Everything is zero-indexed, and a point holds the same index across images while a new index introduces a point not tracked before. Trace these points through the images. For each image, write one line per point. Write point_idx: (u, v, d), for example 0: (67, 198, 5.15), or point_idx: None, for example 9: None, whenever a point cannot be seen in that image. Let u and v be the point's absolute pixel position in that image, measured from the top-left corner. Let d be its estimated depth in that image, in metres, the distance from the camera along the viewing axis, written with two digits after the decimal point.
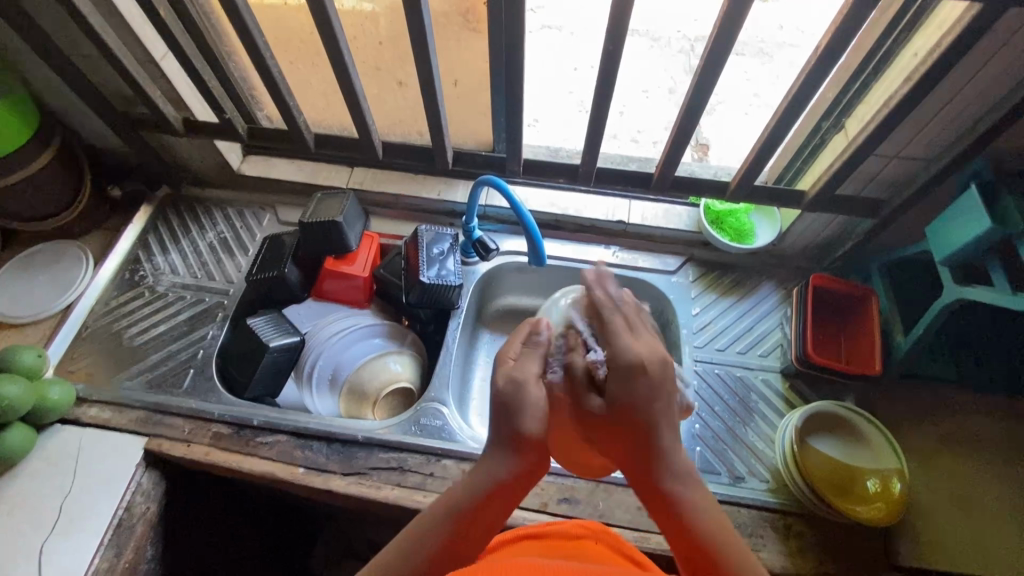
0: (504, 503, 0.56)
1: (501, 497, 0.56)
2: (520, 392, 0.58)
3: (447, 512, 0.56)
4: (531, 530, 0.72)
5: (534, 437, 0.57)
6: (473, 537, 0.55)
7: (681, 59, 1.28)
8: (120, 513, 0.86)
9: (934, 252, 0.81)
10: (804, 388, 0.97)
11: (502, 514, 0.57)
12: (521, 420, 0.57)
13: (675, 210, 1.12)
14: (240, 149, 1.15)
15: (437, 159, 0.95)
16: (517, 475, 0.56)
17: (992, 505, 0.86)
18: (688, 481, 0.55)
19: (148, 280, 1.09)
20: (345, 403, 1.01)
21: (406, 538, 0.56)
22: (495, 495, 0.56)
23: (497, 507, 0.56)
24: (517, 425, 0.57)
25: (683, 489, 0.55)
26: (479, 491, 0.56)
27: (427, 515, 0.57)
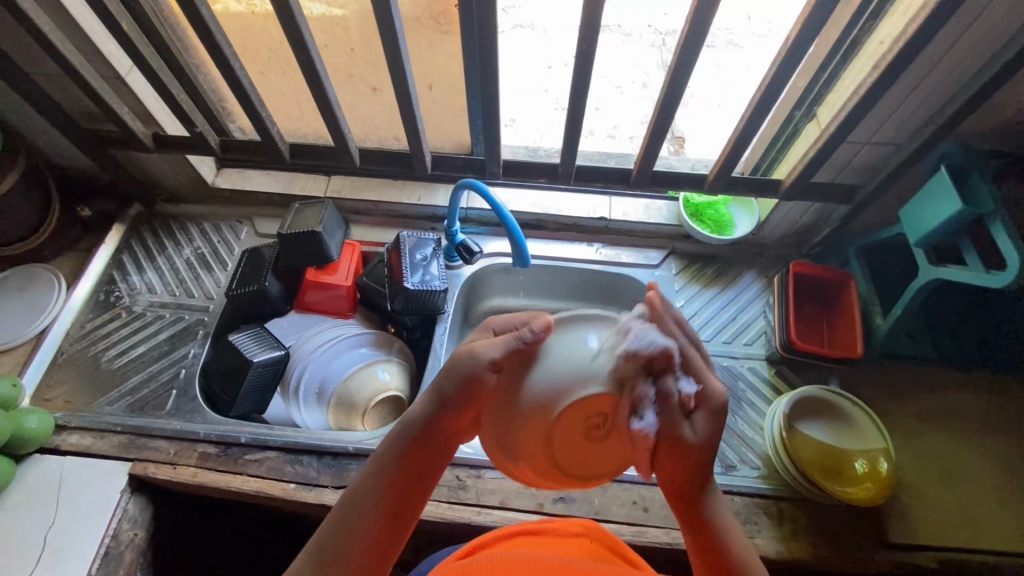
0: (427, 456, 0.59)
1: (430, 457, 0.59)
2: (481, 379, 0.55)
3: (377, 469, 0.59)
4: (525, 525, 0.70)
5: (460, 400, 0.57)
6: (404, 492, 0.58)
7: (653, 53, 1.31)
8: (107, 542, 0.83)
9: (909, 235, 0.82)
10: (790, 373, 0.98)
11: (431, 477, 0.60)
12: (442, 385, 0.57)
13: (656, 204, 1.12)
14: (213, 162, 1.13)
15: (416, 165, 0.94)
16: (436, 437, 0.59)
17: (976, 478, 0.88)
18: (718, 497, 0.60)
19: (124, 301, 1.07)
20: (334, 416, 0.99)
21: (345, 501, 0.58)
22: (416, 449, 0.59)
23: (422, 464, 0.59)
24: (440, 390, 0.57)
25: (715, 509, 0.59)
26: (402, 446, 0.59)
27: (357, 488, 0.58)
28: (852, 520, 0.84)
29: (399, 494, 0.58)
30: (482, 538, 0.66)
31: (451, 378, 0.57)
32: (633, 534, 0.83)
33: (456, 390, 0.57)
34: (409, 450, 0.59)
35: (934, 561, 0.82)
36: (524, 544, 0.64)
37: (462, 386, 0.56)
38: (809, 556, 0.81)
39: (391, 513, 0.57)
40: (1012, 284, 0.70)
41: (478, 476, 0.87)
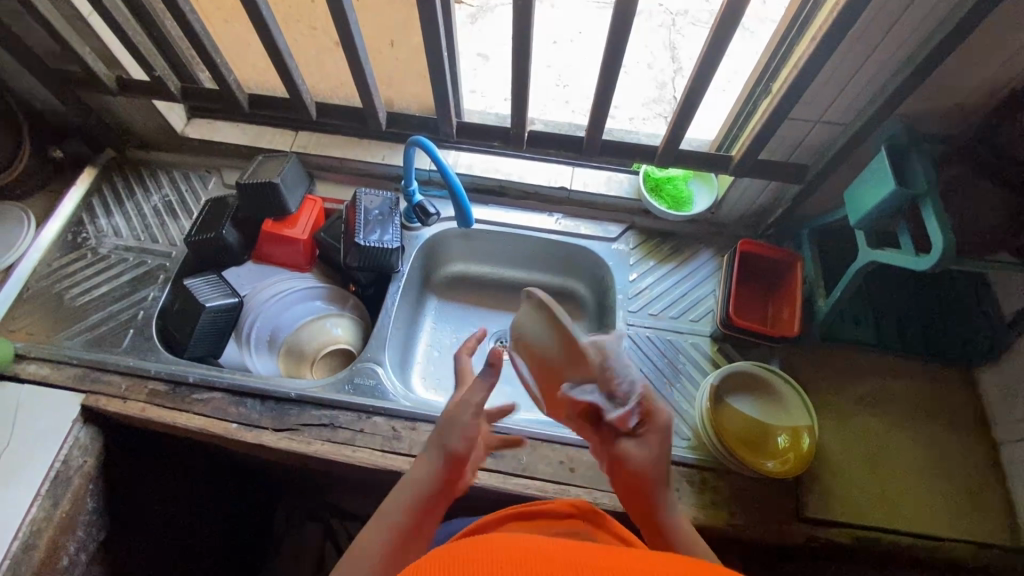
0: (434, 511, 0.62)
1: (442, 499, 0.62)
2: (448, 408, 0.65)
3: (388, 521, 0.60)
4: (519, 511, 0.74)
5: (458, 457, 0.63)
6: (413, 541, 0.60)
7: (661, 34, 1.30)
8: (56, 466, 0.88)
9: (850, 217, 0.83)
10: (732, 351, 0.99)
11: (439, 518, 0.63)
12: (449, 442, 0.63)
13: (618, 177, 1.13)
14: (183, 110, 1.14)
15: (370, 121, 0.95)
16: (444, 487, 0.62)
17: (906, 464, 0.89)
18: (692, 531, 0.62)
19: (91, 242, 1.10)
20: (285, 363, 1.02)
21: (357, 549, 0.58)
22: (428, 502, 0.61)
23: (429, 517, 0.61)
24: (445, 444, 0.63)
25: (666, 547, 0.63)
26: (415, 499, 0.61)
27: (375, 523, 0.60)
28: (770, 494, 0.86)
29: (410, 535, 0.60)
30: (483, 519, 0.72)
31: (460, 435, 0.63)
32: (556, 491, 0.86)
33: (463, 446, 0.63)
34: (417, 494, 0.61)
35: (848, 537, 0.85)
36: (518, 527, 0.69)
37: (460, 438, 0.63)
38: (724, 523, 0.84)
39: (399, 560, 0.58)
40: (936, 266, 0.71)
41: (413, 428, 0.90)
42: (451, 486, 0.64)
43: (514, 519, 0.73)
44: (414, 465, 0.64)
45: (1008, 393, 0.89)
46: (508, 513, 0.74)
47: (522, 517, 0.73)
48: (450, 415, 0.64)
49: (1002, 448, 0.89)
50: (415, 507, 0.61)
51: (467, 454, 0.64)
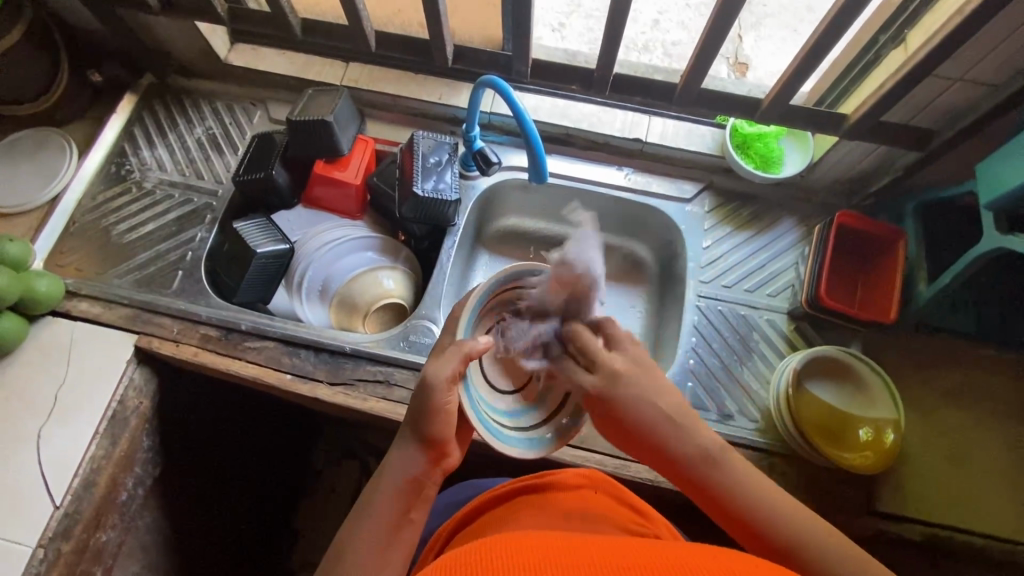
0: (418, 495, 0.62)
1: (426, 484, 0.62)
2: (431, 400, 0.60)
3: (367, 512, 0.59)
4: (530, 482, 0.73)
5: (442, 439, 0.62)
6: (400, 530, 0.59)
7: None
8: (113, 406, 0.88)
9: (981, 195, 0.73)
10: (810, 330, 0.92)
11: (428, 501, 0.62)
12: (430, 427, 0.61)
13: (699, 130, 1.02)
14: (226, 35, 1.06)
15: (435, 57, 0.86)
16: (427, 470, 0.62)
17: (992, 463, 0.83)
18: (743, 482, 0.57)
19: (134, 175, 1.05)
20: (336, 315, 0.99)
21: (336, 549, 0.57)
22: (407, 488, 0.61)
23: (414, 503, 0.61)
24: (425, 429, 0.61)
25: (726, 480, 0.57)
26: (393, 489, 0.60)
27: (359, 513, 0.59)
28: (842, 485, 0.81)
29: (398, 523, 0.59)
30: (484, 497, 0.73)
31: (441, 420, 0.61)
32: (615, 466, 0.83)
33: (446, 428, 0.62)
34: (402, 478, 0.61)
35: (920, 535, 0.80)
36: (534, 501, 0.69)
37: (439, 424, 0.61)
38: None
39: (384, 554, 0.57)
40: None
41: None
42: (435, 468, 0.63)
43: (526, 492, 0.72)
44: (392, 452, 0.63)
45: None
46: (518, 484, 0.73)
47: (536, 489, 0.72)
48: (422, 405, 0.61)
49: None
50: (401, 493, 0.60)
51: (449, 435, 0.62)
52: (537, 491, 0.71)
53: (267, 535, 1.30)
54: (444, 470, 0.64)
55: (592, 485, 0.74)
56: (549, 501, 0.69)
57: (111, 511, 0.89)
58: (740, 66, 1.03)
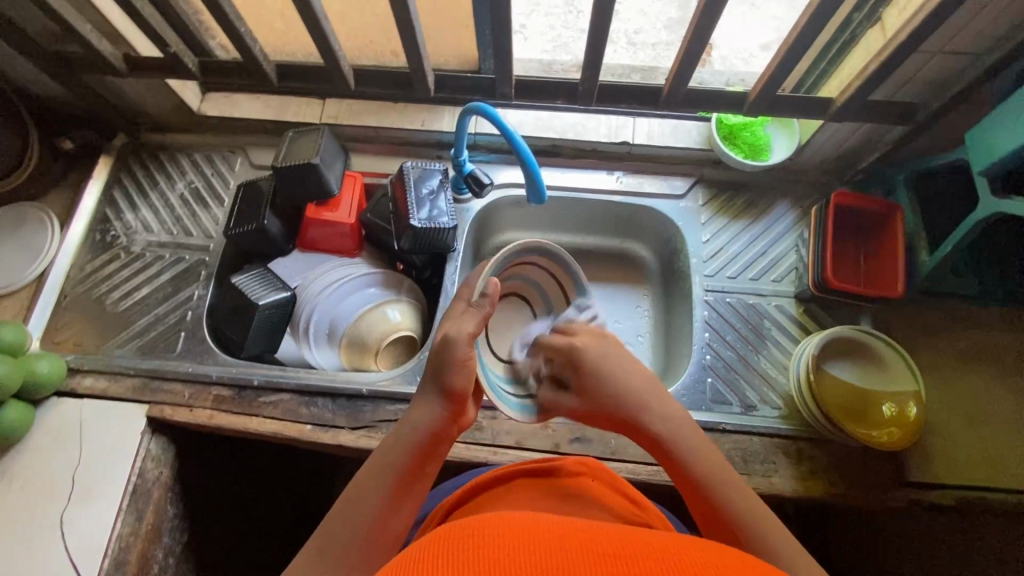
0: (433, 450, 0.63)
1: (443, 437, 0.64)
2: (453, 351, 0.63)
3: (388, 459, 0.61)
4: (526, 467, 0.71)
5: (462, 392, 0.64)
6: (413, 481, 0.61)
7: None
8: (134, 480, 0.86)
9: (973, 162, 0.74)
10: (820, 311, 0.93)
11: (441, 455, 0.64)
12: (454, 379, 0.63)
13: (685, 125, 1.02)
14: (197, 86, 1.04)
15: (417, 87, 0.85)
16: (446, 424, 0.64)
17: (1016, 419, 0.85)
18: (730, 485, 0.58)
19: (121, 240, 1.03)
20: (346, 356, 0.97)
21: (351, 493, 0.60)
22: (424, 439, 0.63)
23: (429, 456, 0.63)
24: (448, 381, 0.63)
25: (709, 476, 0.59)
26: (412, 438, 0.63)
27: (375, 460, 0.62)
28: (872, 461, 0.82)
29: (413, 472, 0.61)
30: (477, 482, 0.69)
31: (464, 371, 0.63)
32: (649, 473, 0.83)
33: (468, 382, 0.64)
34: (419, 430, 0.63)
35: (952, 499, 0.81)
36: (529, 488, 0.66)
37: (465, 375, 0.64)
38: (825, 494, 0.81)
39: (397, 503, 0.59)
40: None
41: (493, 417, 0.87)
42: (451, 423, 0.65)
43: (520, 476, 0.70)
44: (413, 404, 0.66)
45: None
46: (513, 471, 0.71)
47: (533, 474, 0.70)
48: (439, 358, 0.64)
49: None
50: (417, 445, 0.62)
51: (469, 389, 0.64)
52: (530, 477, 0.69)
53: None
54: (459, 426, 0.66)
55: (591, 473, 0.72)
56: (546, 485, 0.67)
57: None
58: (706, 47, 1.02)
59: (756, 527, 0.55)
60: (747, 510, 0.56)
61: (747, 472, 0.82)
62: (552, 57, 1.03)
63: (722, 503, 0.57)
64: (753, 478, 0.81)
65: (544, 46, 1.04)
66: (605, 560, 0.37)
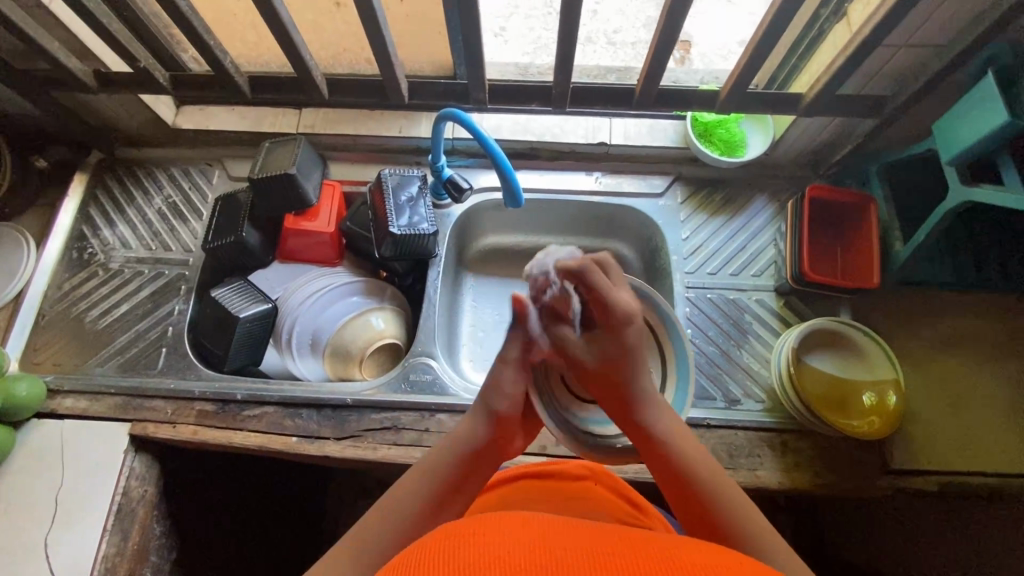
0: (476, 469, 0.63)
1: (490, 457, 0.64)
2: (503, 373, 0.64)
3: (431, 472, 0.61)
4: (532, 469, 0.75)
5: (512, 416, 0.64)
6: (453, 497, 0.60)
7: None
8: (118, 500, 0.85)
9: (941, 152, 0.74)
10: (799, 304, 0.94)
11: (483, 477, 0.63)
12: (504, 400, 0.64)
13: (661, 124, 1.03)
14: (171, 100, 1.04)
15: (391, 95, 0.84)
16: (494, 445, 0.64)
17: (996, 404, 0.86)
18: (732, 493, 0.57)
19: (99, 257, 1.02)
20: (331, 366, 0.96)
21: (388, 501, 0.59)
22: (470, 457, 0.62)
23: (473, 474, 0.63)
24: (499, 403, 0.64)
25: (705, 486, 0.57)
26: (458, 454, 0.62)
27: (419, 470, 0.61)
28: (855, 451, 0.83)
29: (455, 488, 0.61)
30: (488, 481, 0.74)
31: (513, 396, 0.64)
32: (635, 471, 0.84)
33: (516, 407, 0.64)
34: (464, 446, 0.63)
35: (934, 484, 0.82)
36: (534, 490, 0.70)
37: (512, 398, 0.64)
38: (810, 484, 0.81)
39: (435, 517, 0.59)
40: None
41: None
42: (495, 442, 0.64)
43: (525, 479, 0.73)
44: (461, 421, 0.66)
45: None
46: (518, 472, 0.74)
47: (539, 476, 0.73)
48: (494, 380, 0.65)
49: None
50: (461, 460, 0.62)
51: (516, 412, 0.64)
52: (535, 479, 0.73)
53: None
54: (506, 450, 0.66)
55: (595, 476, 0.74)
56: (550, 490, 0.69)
57: None
58: (683, 45, 1.03)
59: (758, 539, 0.53)
60: (749, 519, 0.55)
61: (733, 467, 0.82)
62: (530, 59, 1.02)
63: (723, 512, 0.55)
64: (739, 473, 0.82)
65: (523, 48, 1.04)
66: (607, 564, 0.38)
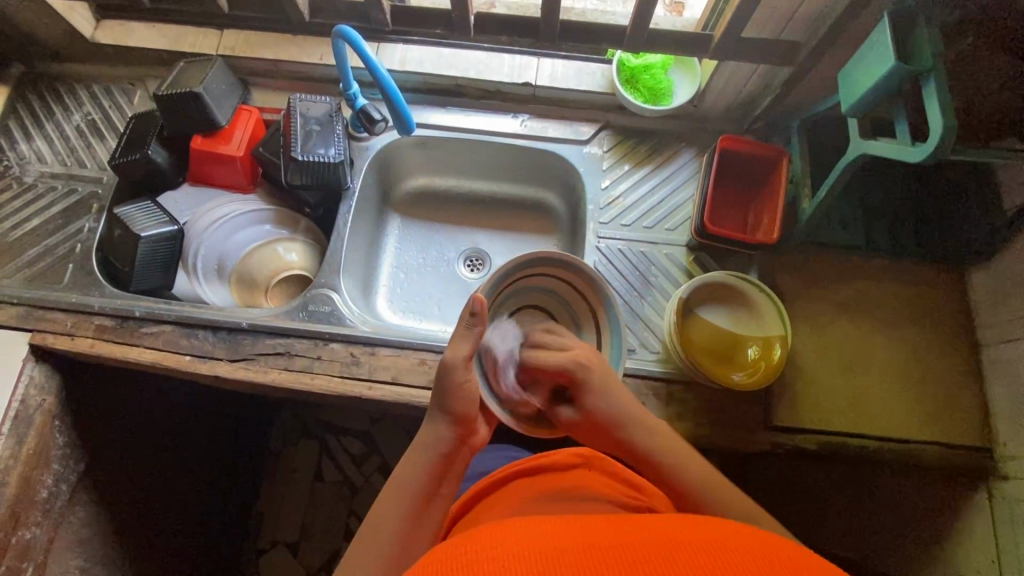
0: (443, 471, 0.64)
1: (454, 459, 0.66)
2: (450, 377, 0.67)
3: (398, 488, 0.61)
4: (522, 466, 0.72)
5: (465, 415, 0.67)
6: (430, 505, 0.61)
7: None
8: (15, 406, 0.87)
9: (843, 102, 0.72)
10: (708, 260, 0.93)
11: (456, 477, 0.66)
12: (454, 404, 0.66)
13: (590, 67, 1.01)
14: (89, 12, 1.01)
15: (291, 12, 0.82)
16: (455, 446, 0.66)
17: (889, 369, 0.85)
18: (727, 494, 0.60)
19: (13, 170, 1.01)
20: (237, 293, 0.97)
21: (367, 530, 0.59)
22: (434, 462, 0.64)
23: (441, 479, 0.64)
24: (450, 407, 0.66)
25: (697, 479, 0.61)
26: (423, 464, 0.63)
27: (392, 485, 0.62)
28: (742, 406, 0.83)
29: (427, 496, 0.62)
30: (480, 484, 0.71)
31: (463, 395, 0.67)
32: None
33: (469, 404, 0.67)
34: (436, 452, 0.64)
35: (814, 443, 0.82)
36: (533, 487, 0.66)
37: (462, 399, 0.67)
38: (690, 435, 0.81)
39: (416, 528, 0.59)
40: (931, 158, 0.61)
41: (372, 354, 0.87)
42: (462, 443, 0.67)
43: (515, 478, 0.70)
44: (425, 430, 0.67)
45: (996, 293, 0.83)
46: (507, 471, 0.71)
47: (530, 473, 0.70)
48: (442, 385, 0.67)
49: (984, 349, 0.84)
50: (432, 467, 0.63)
51: (473, 408, 0.67)
52: (526, 476, 0.70)
53: (230, 517, 1.33)
54: (469, 447, 0.69)
55: (589, 463, 0.72)
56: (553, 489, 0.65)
57: (31, 509, 0.89)
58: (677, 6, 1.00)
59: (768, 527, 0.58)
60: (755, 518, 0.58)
61: None
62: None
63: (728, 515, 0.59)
64: None
65: None
66: (591, 552, 0.37)
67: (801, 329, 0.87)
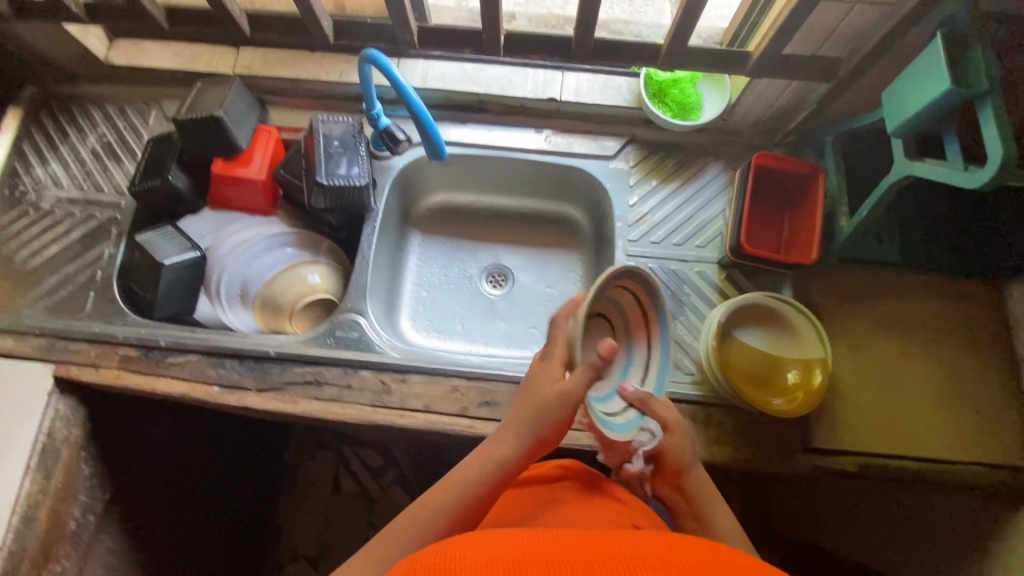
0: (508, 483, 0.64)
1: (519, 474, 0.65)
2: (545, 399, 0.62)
3: (461, 491, 0.62)
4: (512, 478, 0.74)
5: (547, 438, 0.64)
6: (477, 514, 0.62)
7: None
8: (42, 439, 0.85)
9: (888, 122, 0.70)
10: (740, 278, 0.91)
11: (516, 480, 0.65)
12: (541, 427, 0.63)
13: (616, 81, 0.98)
14: (102, 33, 0.99)
15: (313, 33, 0.80)
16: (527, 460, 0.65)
17: (929, 387, 0.84)
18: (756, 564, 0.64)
19: (30, 197, 0.99)
20: (262, 318, 0.95)
21: (399, 527, 0.60)
22: (500, 475, 0.63)
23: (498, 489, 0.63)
24: (536, 431, 0.63)
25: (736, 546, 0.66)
26: (490, 476, 0.63)
27: (450, 480, 0.63)
28: (781, 429, 0.81)
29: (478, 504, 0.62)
30: None
31: (550, 422, 0.63)
32: None
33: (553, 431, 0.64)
34: (501, 467, 0.63)
35: (855, 465, 0.81)
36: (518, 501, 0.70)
37: (551, 427, 0.64)
38: (729, 459, 0.80)
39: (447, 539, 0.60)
40: (988, 185, 0.59)
41: (403, 381, 0.86)
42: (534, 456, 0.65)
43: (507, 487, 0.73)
44: (500, 433, 0.65)
45: None
46: None
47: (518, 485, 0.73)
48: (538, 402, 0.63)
49: None
50: (494, 476, 0.63)
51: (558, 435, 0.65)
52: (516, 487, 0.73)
53: (251, 535, 1.32)
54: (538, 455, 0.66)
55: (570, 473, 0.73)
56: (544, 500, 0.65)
57: (61, 542, 0.89)
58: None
59: None
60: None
61: None
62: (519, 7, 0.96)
63: None
64: None
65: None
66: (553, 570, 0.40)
67: (839, 349, 0.86)
